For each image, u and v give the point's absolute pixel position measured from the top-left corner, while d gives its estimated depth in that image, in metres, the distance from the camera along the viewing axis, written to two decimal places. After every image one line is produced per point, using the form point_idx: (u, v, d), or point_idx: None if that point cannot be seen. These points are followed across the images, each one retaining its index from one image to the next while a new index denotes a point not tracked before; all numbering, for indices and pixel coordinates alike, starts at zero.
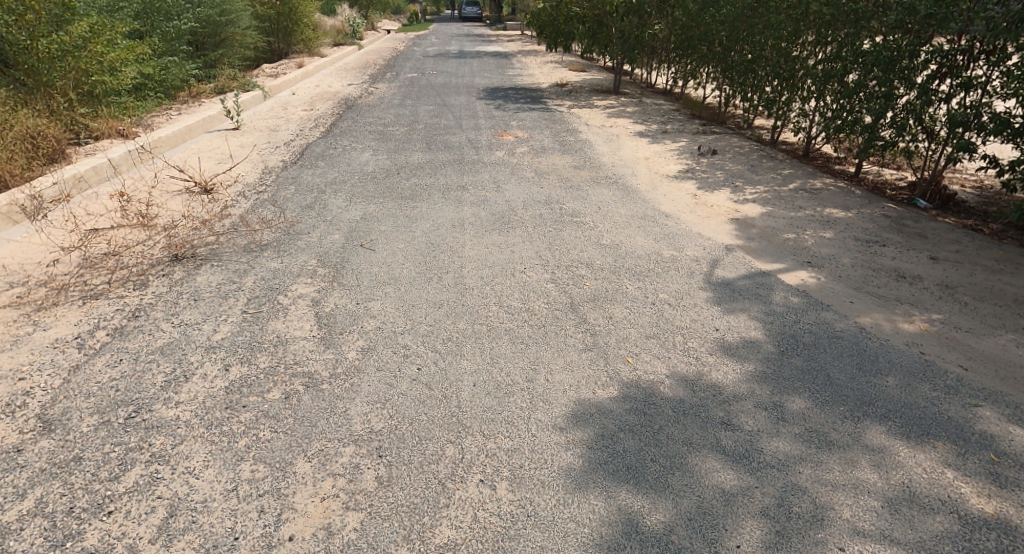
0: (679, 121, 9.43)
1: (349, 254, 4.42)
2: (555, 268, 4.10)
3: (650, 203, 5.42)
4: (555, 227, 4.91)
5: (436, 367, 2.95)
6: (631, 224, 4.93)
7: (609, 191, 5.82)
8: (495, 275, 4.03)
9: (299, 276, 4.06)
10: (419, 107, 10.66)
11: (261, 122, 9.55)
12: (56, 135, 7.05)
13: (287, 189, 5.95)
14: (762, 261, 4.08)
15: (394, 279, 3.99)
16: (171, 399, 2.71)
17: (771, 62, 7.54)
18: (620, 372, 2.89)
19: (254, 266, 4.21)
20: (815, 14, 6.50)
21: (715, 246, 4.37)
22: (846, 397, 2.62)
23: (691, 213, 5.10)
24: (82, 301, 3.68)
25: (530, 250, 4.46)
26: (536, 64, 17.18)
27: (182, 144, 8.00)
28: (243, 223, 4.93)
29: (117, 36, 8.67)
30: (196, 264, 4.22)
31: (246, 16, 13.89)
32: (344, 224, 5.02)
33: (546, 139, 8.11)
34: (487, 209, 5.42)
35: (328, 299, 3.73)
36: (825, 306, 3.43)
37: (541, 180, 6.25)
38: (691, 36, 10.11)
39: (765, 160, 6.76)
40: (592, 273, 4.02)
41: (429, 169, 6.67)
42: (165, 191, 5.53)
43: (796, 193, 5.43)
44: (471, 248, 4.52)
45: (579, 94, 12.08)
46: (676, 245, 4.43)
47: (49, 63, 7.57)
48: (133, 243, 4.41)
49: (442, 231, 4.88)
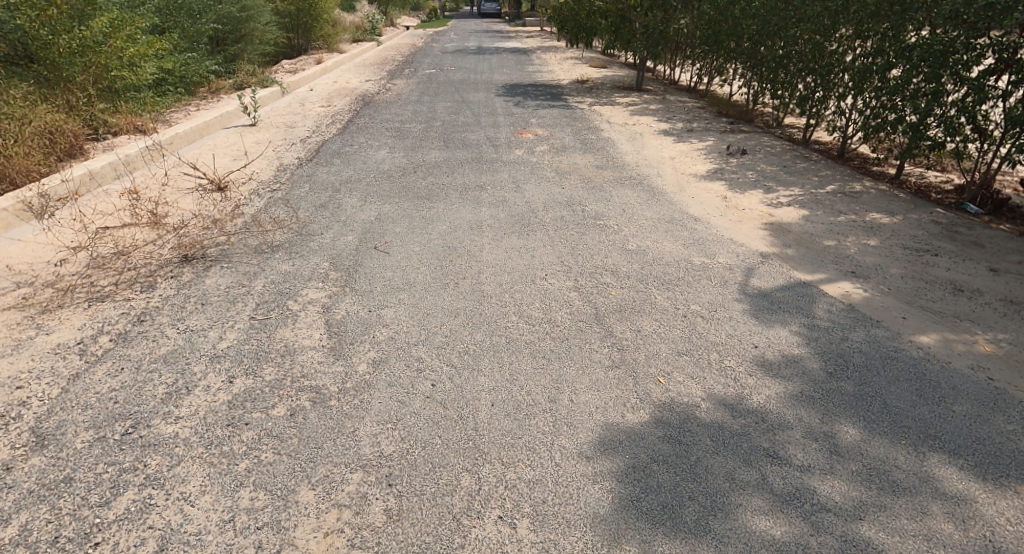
0: (705, 118, 9.11)
1: (362, 257, 4.24)
2: (578, 275, 3.89)
3: (677, 205, 5.17)
4: (577, 230, 4.69)
5: (453, 384, 2.76)
6: (657, 228, 4.69)
7: (633, 193, 5.57)
8: (513, 283, 3.82)
9: (311, 279, 3.90)
10: (436, 104, 10.49)
11: (278, 118, 9.45)
12: (74, 131, 7.05)
13: (301, 188, 5.82)
14: (801, 270, 3.81)
15: (408, 285, 3.80)
16: (171, 414, 2.55)
17: (805, 57, 7.22)
18: (652, 393, 2.68)
19: (265, 269, 4.06)
20: (856, 6, 6.18)
21: (750, 254, 4.10)
22: (907, 429, 2.37)
23: (721, 218, 4.84)
24: (88, 303, 3.56)
25: (551, 255, 4.24)
26: (555, 60, 16.93)
27: (199, 140, 7.93)
28: (255, 223, 4.79)
29: (137, 32, 8.67)
30: (205, 265, 4.10)
31: (266, 12, 13.95)
32: (358, 225, 4.85)
33: (567, 137, 7.88)
34: (506, 210, 5.21)
35: (339, 305, 3.55)
36: (874, 321, 3.16)
37: (562, 180, 6.03)
38: (717, 31, 9.79)
39: (798, 160, 6.44)
40: (617, 281, 3.80)
41: (447, 168, 6.48)
42: (177, 188, 5.42)
43: (835, 196, 5.13)
44: (488, 252, 4.31)
45: (600, 91, 11.79)
46: (707, 252, 4.18)
47: (69, 58, 7.59)
48: (141, 243, 4.28)
49: (459, 233, 4.68)
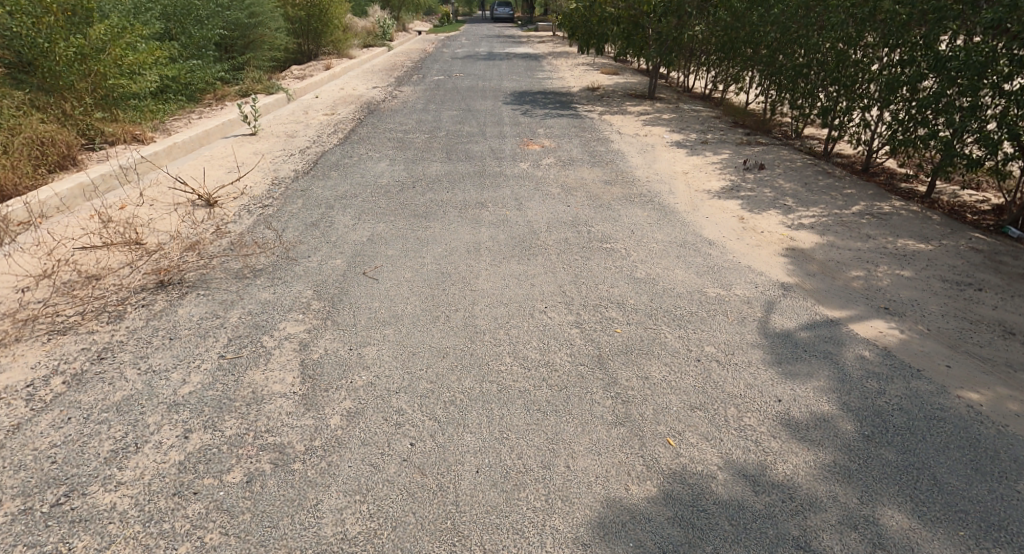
0: (720, 129, 8.75)
1: (348, 283, 3.94)
2: (580, 309, 3.58)
3: (690, 227, 4.83)
4: (581, 255, 4.39)
5: (434, 444, 2.44)
6: (667, 254, 4.36)
7: (643, 213, 5.25)
8: (509, 317, 3.51)
9: (290, 310, 3.60)
10: (442, 112, 10.21)
11: (279, 127, 9.24)
12: (68, 141, 6.80)
13: (293, 204, 5.55)
14: (828, 306, 3.45)
15: (395, 318, 3.49)
16: (112, 479, 2.25)
17: (828, 67, 6.88)
18: (661, 459, 2.32)
19: (243, 297, 3.77)
20: (886, 14, 5.82)
21: (770, 285, 3.75)
22: (964, 515, 2.01)
23: (738, 243, 4.49)
24: (47, 336, 3.29)
25: (551, 284, 3.92)
26: (566, 66, 16.65)
27: (196, 151, 7.71)
28: (239, 244, 4.51)
29: (136, 40, 8.48)
30: (181, 292, 3.82)
31: (275, 19, 13.83)
32: (348, 247, 4.56)
33: (575, 149, 7.56)
34: (507, 230, 4.91)
35: (318, 342, 3.24)
36: (915, 370, 2.78)
37: (568, 197, 5.72)
38: (734, 37, 9.45)
39: (820, 175, 6.06)
40: (623, 316, 3.48)
41: (448, 182, 6.18)
42: (164, 205, 5.18)
43: (862, 217, 4.75)
44: (485, 280, 4.00)
45: (611, 99, 11.47)
46: (722, 282, 3.83)
47: (65, 66, 7.40)
48: (114, 266, 4.02)
49: (455, 257, 4.38)
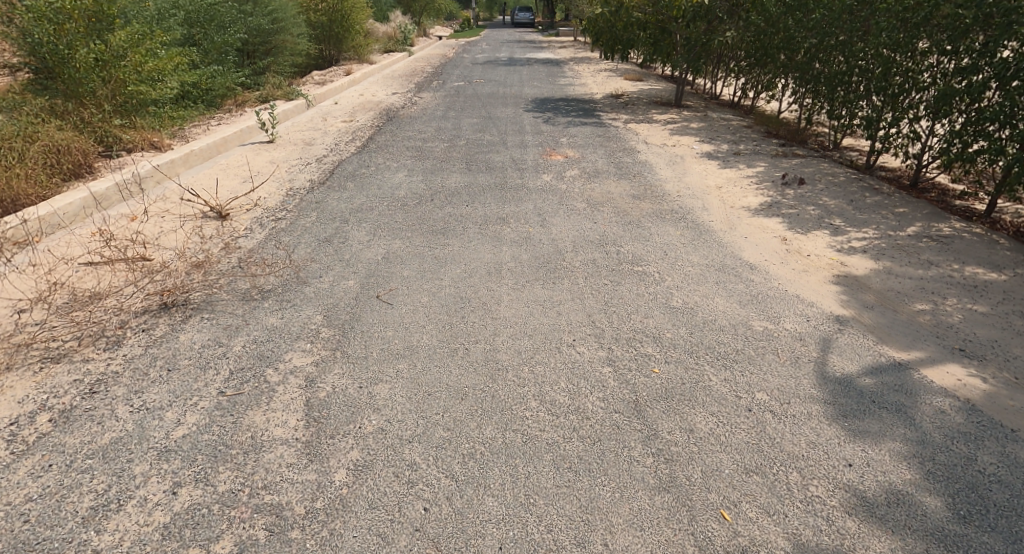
0: (752, 139, 8.37)
1: (361, 308, 3.67)
2: (612, 343, 3.26)
3: (728, 251, 4.51)
4: (610, 279, 4.09)
5: (451, 509, 2.14)
6: (705, 280, 4.04)
7: (676, 232, 4.94)
8: (534, 351, 3.21)
9: (298, 339, 3.32)
10: (462, 119, 9.98)
11: (297, 134, 9.07)
12: (84, 149, 6.63)
13: (308, 217, 5.33)
14: (893, 346, 3.09)
15: (410, 350, 3.20)
16: (90, 546, 2.01)
17: (876, 76, 6.52)
18: (715, 538, 2.00)
19: (249, 322, 3.50)
20: (945, 19, 5.50)
21: (824, 320, 3.41)
22: None
23: (783, 268, 4.17)
24: (40, 365, 3.06)
25: (579, 314, 3.62)
26: (589, 72, 16.34)
27: (213, 158, 7.59)
28: (249, 262, 4.27)
29: (157, 46, 8.38)
30: (184, 315, 3.56)
31: (297, 24, 13.77)
32: (362, 266, 4.30)
33: (600, 159, 7.24)
34: (530, 250, 4.61)
35: (325, 377, 2.96)
36: (1007, 431, 2.43)
37: (595, 213, 5.42)
38: (768, 43, 9.08)
39: (867, 192, 5.67)
40: (661, 353, 3.16)
41: (467, 196, 5.90)
42: (174, 217, 5.01)
43: (919, 241, 4.42)
44: (507, 306, 3.71)
45: (636, 106, 11.14)
46: (770, 316, 3.51)
47: (85, 73, 7.30)
48: (117, 286, 3.80)
49: (474, 280, 4.08)
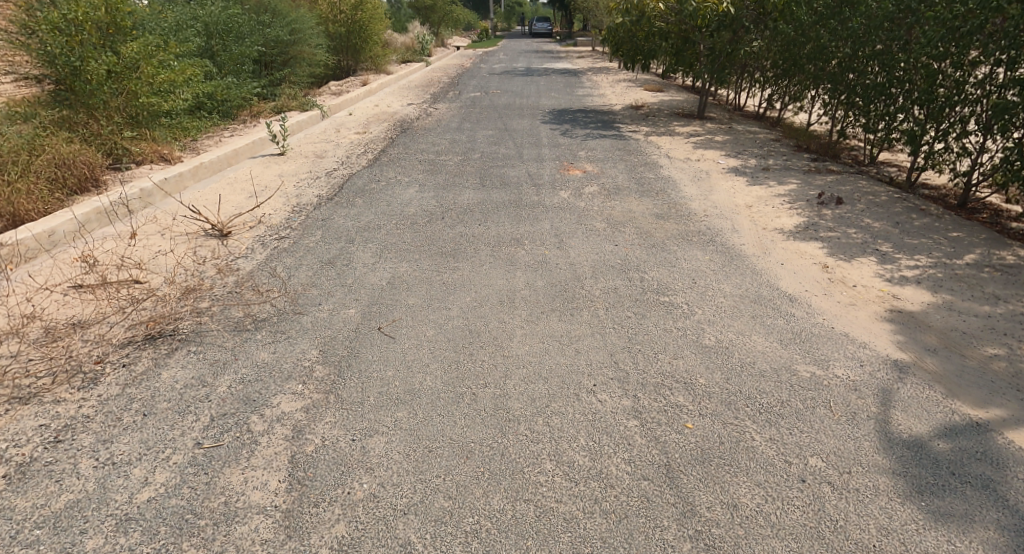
0: (782, 153, 7.98)
1: (360, 343, 3.34)
2: (638, 392, 2.89)
3: (764, 280, 4.14)
4: (634, 312, 3.72)
5: None
6: (741, 314, 3.67)
7: (705, 257, 4.57)
8: (549, 399, 2.84)
9: (288, 379, 2.97)
10: (477, 131, 9.71)
11: (308, 147, 8.87)
12: (90, 161, 6.36)
13: (312, 235, 5.05)
14: (967, 402, 2.74)
15: (411, 395, 2.86)
16: None
17: (923, 88, 6.16)
18: None
19: (239, 357, 3.16)
20: (1009, 26, 5.15)
21: (881, 368, 3.04)
22: None
23: (827, 300, 3.83)
24: (4, 407, 2.72)
25: (599, 352, 3.25)
26: (607, 82, 16.06)
27: (222, 171, 7.41)
28: (245, 285, 3.94)
29: (171, 57, 8.22)
30: (169, 348, 3.21)
31: (314, 35, 13.67)
32: (365, 292, 3.99)
33: (620, 175, 6.89)
34: (546, 275, 4.27)
35: (315, 427, 2.62)
36: None
37: (616, 234, 5.07)
38: (798, 53, 8.73)
39: (914, 214, 5.31)
40: (694, 404, 2.78)
41: (480, 214, 5.59)
42: (172, 236, 4.76)
43: (980, 272, 4.12)
44: (519, 341, 3.36)
45: (657, 118, 10.78)
46: (819, 360, 3.13)
47: (97, 85, 7.11)
48: (101, 314, 3.48)
49: (484, 310, 3.75)
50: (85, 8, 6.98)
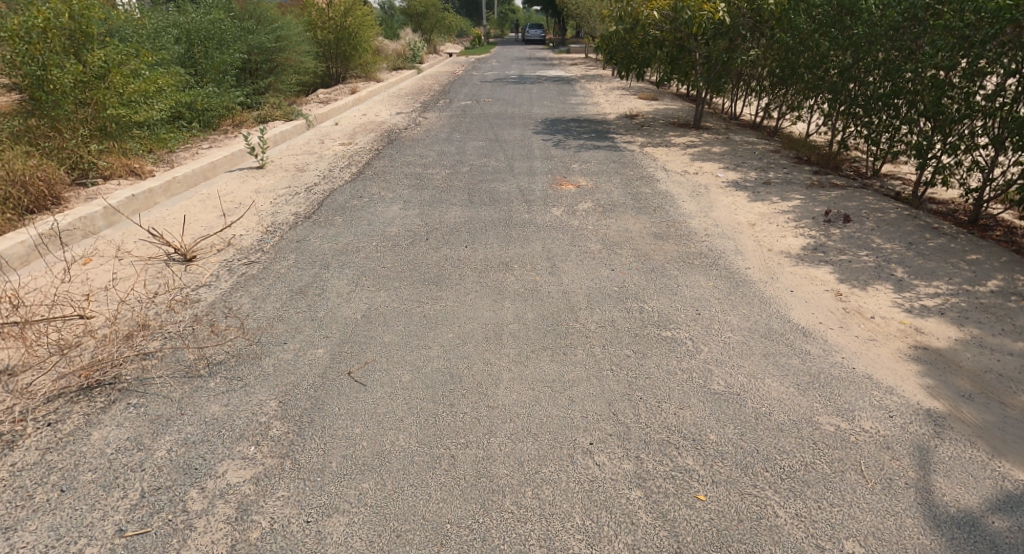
0: (782, 166, 7.69)
1: (327, 391, 2.96)
2: (641, 454, 2.52)
3: (774, 311, 3.79)
4: (634, 350, 3.36)
5: None
6: (751, 352, 3.32)
7: (708, 283, 4.23)
8: (539, 463, 2.47)
9: (240, 439, 2.59)
10: (467, 142, 9.36)
11: (290, 159, 8.48)
12: (50, 177, 5.93)
13: (285, 259, 4.66)
14: (1015, 465, 2.41)
15: (381, 460, 2.47)
16: None
17: (930, 99, 5.87)
18: None
19: (186, 411, 2.77)
20: None
21: (915, 421, 2.69)
22: None
23: (844, 335, 3.49)
24: None
25: (596, 402, 2.88)
26: (600, 90, 15.77)
27: (197, 185, 7.01)
28: (202, 321, 3.55)
29: (143, 66, 7.73)
30: (106, 401, 2.82)
31: (301, 42, 13.32)
32: (337, 327, 3.60)
33: (615, 189, 6.56)
34: (537, 306, 3.90)
35: (266, 505, 2.24)
36: None
37: (612, 256, 4.72)
38: (796, 62, 8.45)
39: (927, 234, 5.00)
40: (706, 469, 2.42)
41: (468, 234, 5.23)
42: (129, 263, 4.37)
43: (1005, 300, 3.81)
44: (506, 388, 2.98)
45: (652, 127, 10.49)
46: (843, 411, 2.78)
47: (62, 95, 6.61)
48: (32, 360, 3.08)
49: (469, 349, 3.37)
50: (47, 14, 6.39)
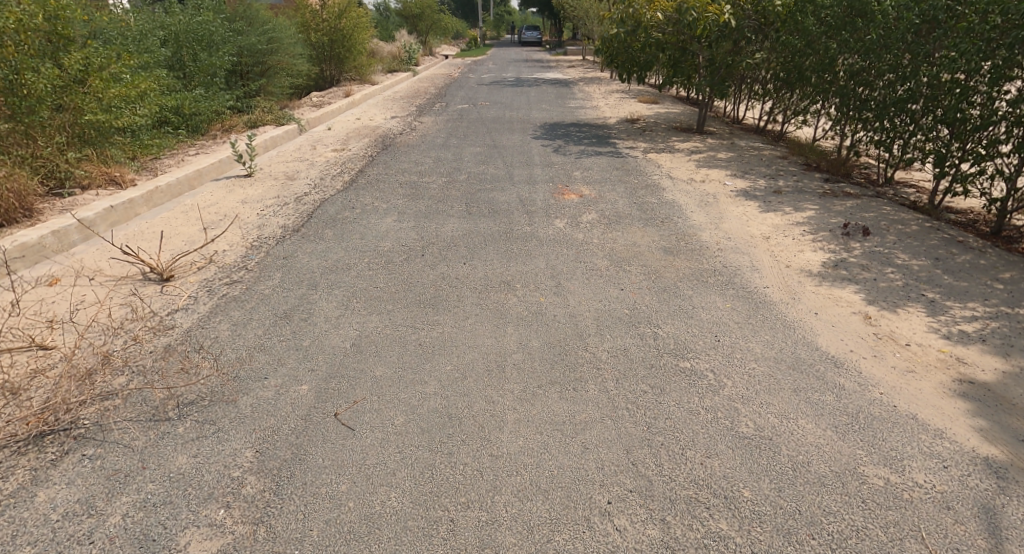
0: (791, 173, 7.41)
1: (311, 437, 2.63)
2: (667, 516, 2.21)
3: (801, 337, 3.49)
4: (651, 385, 3.04)
5: None
6: (781, 387, 3.01)
7: (726, 305, 3.92)
8: (551, 530, 2.15)
9: (209, 500, 2.27)
10: (464, 148, 9.04)
11: (280, 166, 8.15)
12: (22, 188, 5.55)
13: (270, 278, 4.33)
14: None
15: (369, 527, 2.15)
16: None
17: (949, 105, 5.61)
18: None
19: (149, 464, 2.44)
20: None
21: (972, 473, 2.39)
22: None
23: (879, 365, 3.19)
24: None
25: (612, 449, 2.56)
26: (599, 93, 15.50)
27: (181, 194, 6.68)
28: (175, 353, 3.23)
29: (125, 70, 7.33)
30: (58, 453, 2.49)
31: (294, 44, 12.96)
32: (323, 359, 3.27)
33: (620, 199, 6.25)
34: (543, 332, 3.58)
35: None
36: None
37: (621, 274, 4.41)
38: (803, 65, 8.18)
39: (953, 248, 4.72)
40: (742, 537, 2.12)
41: (466, 249, 4.91)
42: (99, 285, 4.05)
43: None
44: (511, 433, 2.66)
45: (654, 132, 10.20)
46: (891, 460, 2.47)
47: (37, 101, 6.15)
48: None
49: (469, 385, 3.04)
50: (20, 14, 5.95)
